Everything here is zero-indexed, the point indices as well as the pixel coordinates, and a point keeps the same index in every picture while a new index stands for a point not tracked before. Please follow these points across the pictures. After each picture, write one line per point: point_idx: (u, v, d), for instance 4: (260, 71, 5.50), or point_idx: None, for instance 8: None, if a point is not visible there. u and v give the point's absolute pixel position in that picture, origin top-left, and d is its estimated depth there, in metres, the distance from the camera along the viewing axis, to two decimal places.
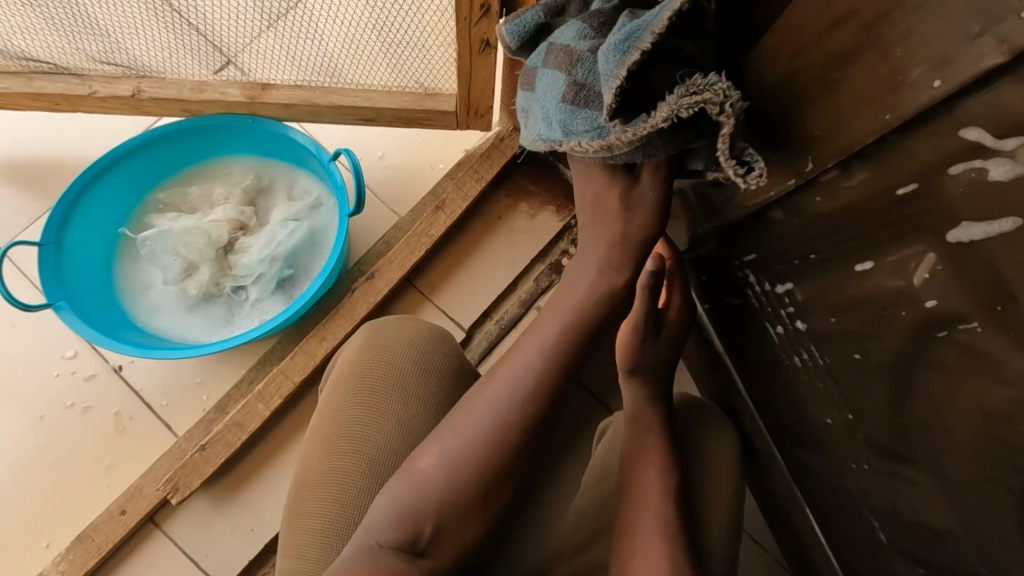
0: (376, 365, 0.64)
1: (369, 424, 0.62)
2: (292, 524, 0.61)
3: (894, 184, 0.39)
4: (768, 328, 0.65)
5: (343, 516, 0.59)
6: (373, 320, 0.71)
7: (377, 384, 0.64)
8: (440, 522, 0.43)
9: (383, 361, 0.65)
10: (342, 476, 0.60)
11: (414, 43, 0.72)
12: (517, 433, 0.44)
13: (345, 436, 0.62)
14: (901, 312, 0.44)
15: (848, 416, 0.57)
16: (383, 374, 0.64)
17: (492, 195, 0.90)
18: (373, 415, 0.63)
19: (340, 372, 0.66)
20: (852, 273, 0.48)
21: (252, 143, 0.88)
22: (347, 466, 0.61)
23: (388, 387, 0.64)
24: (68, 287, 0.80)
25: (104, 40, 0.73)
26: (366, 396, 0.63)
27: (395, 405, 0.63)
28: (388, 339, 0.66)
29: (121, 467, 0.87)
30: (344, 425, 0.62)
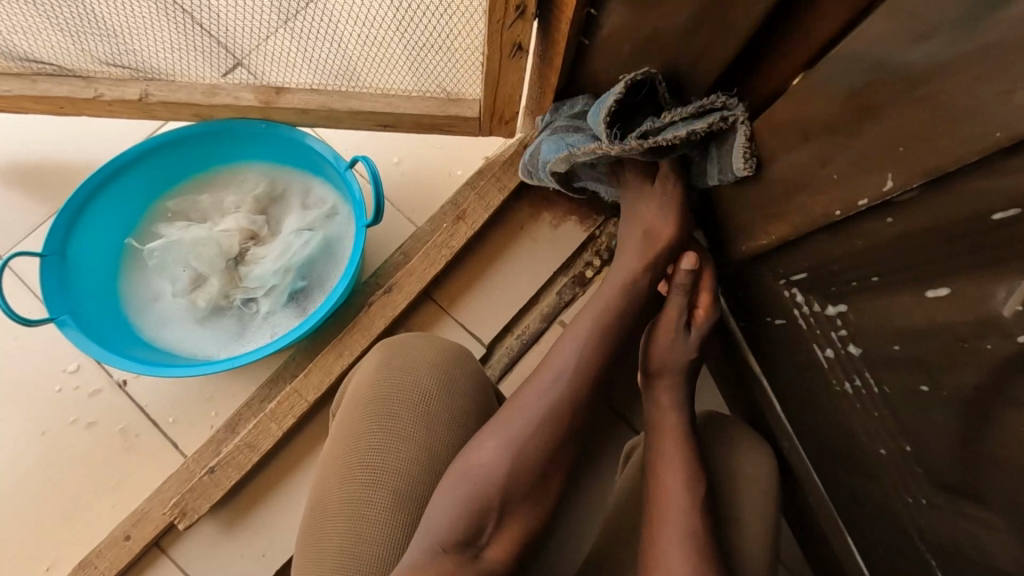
0: (399, 388, 0.61)
1: (392, 452, 0.59)
2: (306, 554, 0.57)
3: (989, 207, 0.36)
4: (815, 350, 0.61)
5: (366, 550, 0.56)
6: (388, 338, 0.67)
7: (400, 408, 0.60)
8: (497, 516, 0.52)
9: (408, 384, 0.61)
10: (361, 505, 0.57)
11: (439, 47, 0.68)
12: (555, 438, 0.55)
13: (363, 462, 0.58)
14: (985, 346, 0.41)
15: (907, 448, 0.54)
16: (407, 398, 0.61)
17: (514, 204, 0.86)
18: (396, 442, 0.59)
19: (354, 395, 0.62)
20: (923, 300, 0.44)
21: (265, 149, 0.84)
22: (366, 494, 0.57)
23: (410, 410, 0.60)
24: (72, 299, 0.76)
25: (112, 41, 0.69)
26: (388, 421, 0.60)
27: (420, 431, 0.60)
28: (408, 360, 0.62)
29: (125, 487, 0.83)
30: (363, 449, 0.59)
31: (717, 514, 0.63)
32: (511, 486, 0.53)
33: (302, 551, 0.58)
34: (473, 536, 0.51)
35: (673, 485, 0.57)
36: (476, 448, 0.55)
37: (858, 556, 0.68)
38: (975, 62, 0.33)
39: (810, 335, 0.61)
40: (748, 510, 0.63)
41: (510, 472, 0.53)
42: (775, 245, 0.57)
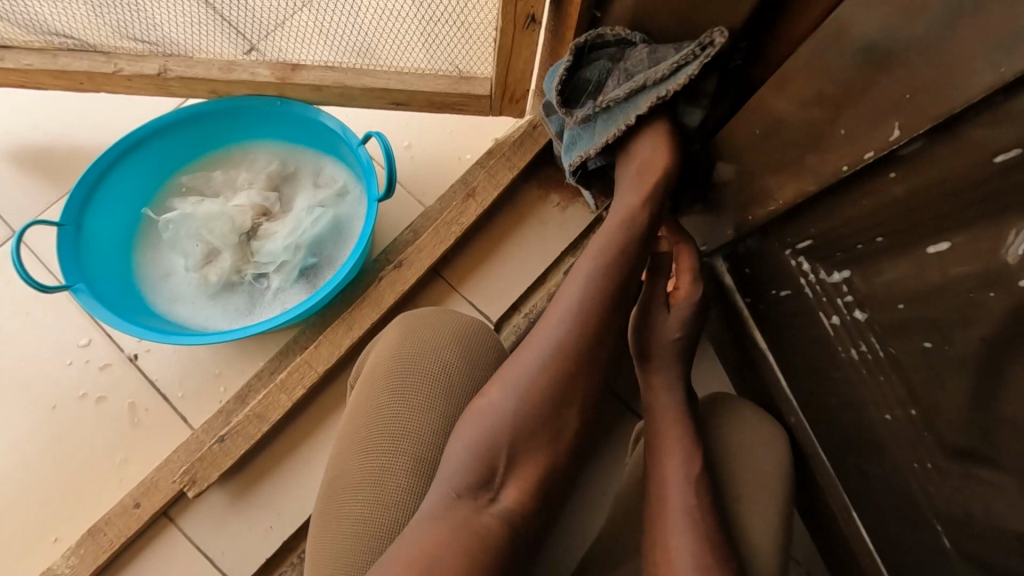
0: (420, 359, 0.59)
1: (412, 422, 0.57)
2: (325, 534, 0.56)
3: (993, 149, 0.37)
4: (821, 320, 0.62)
5: (386, 518, 0.55)
6: (406, 311, 0.66)
7: (422, 379, 0.59)
8: (512, 452, 0.49)
9: (428, 355, 0.60)
10: (382, 475, 0.56)
11: (453, 23, 0.70)
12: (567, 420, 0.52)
13: (382, 434, 0.57)
14: (989, 295, 0.41)
15: (913, 412, 0.54)
16: (428, 369, 0.59)
17: (524, 185, 0.87)
18: (416, 412, 0.58)
19: (375, 366, 0.61)
20: (925, 256, 0.46)
21: (279, 128, 0.86)
22: (387, 464, 0.56)
23: (431, 382, 0.59)
24: (88, 269, 0.77)
25: (133, 15, 0.71)
26: (410, 391, 0.58)
27: (441, 401, 0.59)
28: (430, 334, 0.61)
29: (135, 460, 0.84)
30: (381, 421, 0.57)
31: (722, 482, 0.63)
32: (525, 419, 0.49)
33: (320, 523, 0.57)
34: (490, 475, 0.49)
35: (681, 450, 0.58)
36: (482, 401, 0.50)
37: (864, 531, 0.68)
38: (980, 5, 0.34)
39: (816, 304, 0.61)
40: (755, 480, 0.63)
41: (521, 421, 0.49)
42: (781, 214, 0.58)
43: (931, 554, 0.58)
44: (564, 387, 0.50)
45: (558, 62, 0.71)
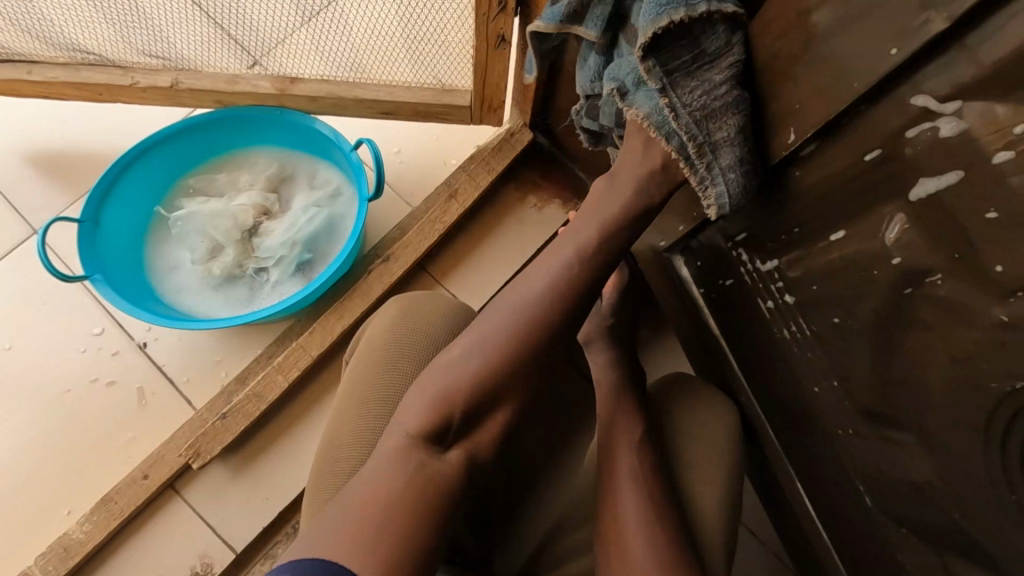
0: (410, 333, 0.67)
1: (402, 389, 0.65)
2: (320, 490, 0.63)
3: (862, 149, 0.44)
4: (760, 304, 0.69)
5: None
6: (398, 294, 0.73)
7: (411, 351, 0.66)
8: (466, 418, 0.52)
9: (417, 330, 0.67)
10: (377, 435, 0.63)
11: (435, 42, 0.78)
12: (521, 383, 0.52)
13: (378, 402, 0.64)
14: (875, 273, 0.49)
15: (835, 383, 0.62)
16: (417, 342, 0.67)
17: (503, 189, 0.95)
18: (406, 379, 0.65)
19: (369, 341, 0.68)
20: (829, 242, 0.53)
21: (279, 135, 0.94)
22: (378, 426, 0.63)
23: (418, 354, 0.66)
24: (104, 262, 0.85)
25: (149, 34, 0.79)
26: (400, 361, 0.66)
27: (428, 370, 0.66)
28: (419, 316, 0.68)
29: (144, 438, 0.91)
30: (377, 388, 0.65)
31: None
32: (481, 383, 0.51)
33: (317, 478, 0.63)
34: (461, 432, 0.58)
35: (633, 418, 0.65)
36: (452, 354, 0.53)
37: (807, 502, 0.75)
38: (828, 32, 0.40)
39: (755, 290, 0.69)
40: None
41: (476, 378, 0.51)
42: (720, 209, 0.66)
43: (858, 512, 0.66)
44: (522, 348, 0.51)
45: (529, 76, 0.79)
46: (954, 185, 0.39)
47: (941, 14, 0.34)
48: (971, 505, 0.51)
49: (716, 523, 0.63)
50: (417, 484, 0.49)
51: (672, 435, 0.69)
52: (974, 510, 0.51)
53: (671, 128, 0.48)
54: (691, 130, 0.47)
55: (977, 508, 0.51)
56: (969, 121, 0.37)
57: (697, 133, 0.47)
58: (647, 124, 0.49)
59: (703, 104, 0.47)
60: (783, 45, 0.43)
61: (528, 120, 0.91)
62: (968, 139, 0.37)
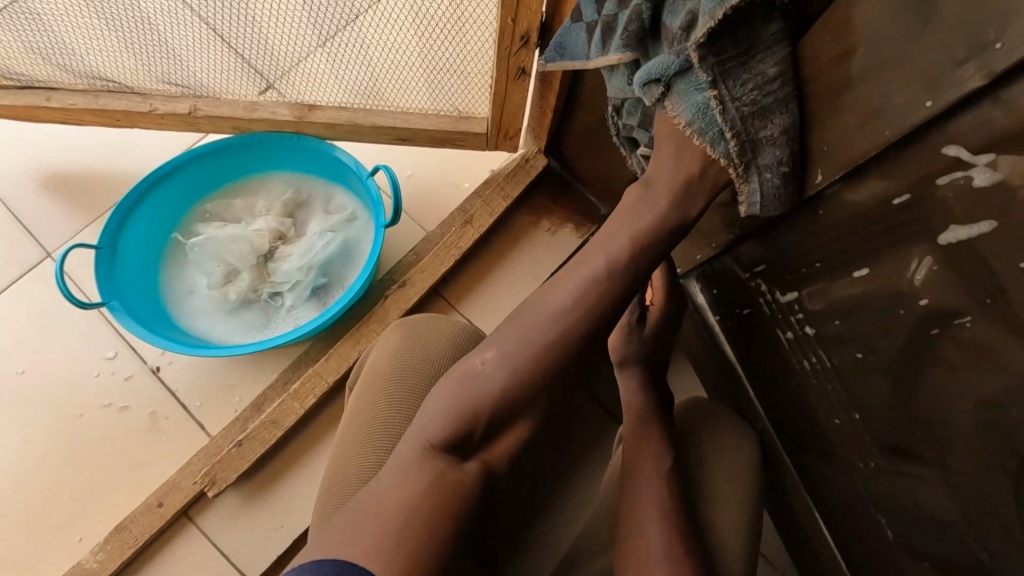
0: (412, 361, 0.66)
1: (405, 419, 0.63)
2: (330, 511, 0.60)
3: (890, 194, 0.45)
4: (779, 334, 0.69)
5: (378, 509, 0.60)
6: (400, 320, 0.72)
7: (413, 380, 0.65)
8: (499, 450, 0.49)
9: (420, 358, 0.66)
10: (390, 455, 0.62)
11: (453, 71, 0.79)
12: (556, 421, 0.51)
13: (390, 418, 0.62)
14: (900, 311, 0.50)
15: (856, 415, 0.62)
16: (420, 370, 0.65)
17: (517, 213, 0.96)
18: (408, 409, 0.64)
19: (373, 369, 0.67)
20: (852, 279, 0.54)
21: (294, 160, 0.94)
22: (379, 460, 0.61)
23: (421, 382, 0.65)
24: (120, 288, 0.85)
25: (169, 62, 0.80)
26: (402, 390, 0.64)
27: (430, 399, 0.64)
28: (420, 343, 0.67)
29: (156, 464, 0.90)
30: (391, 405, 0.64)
31: None
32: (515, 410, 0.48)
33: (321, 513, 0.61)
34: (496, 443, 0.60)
35: None
36: (476, 363, 0.49)
37: (824, 529, 0.75)
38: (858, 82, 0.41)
39: (774, 321, 0.69)
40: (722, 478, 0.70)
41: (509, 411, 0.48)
42: (739, 240, 0.66)
43: (879, 543, 0.66)
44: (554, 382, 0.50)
45: (547, 105, 0.80)
46: (987, 235, 0.40)
47: (977, 71, 0.35)
48: (993, 543, 0.51)
49: (738, 557, 0.63)
50: (434, 497, 0.45)
51: (692, 464, 0.69)
52: (996, 549, 0.51)
53: (717, 127, 0.45)
54: (734, 123, 0.44)
55: (999, 546, 0.51)
56: (1001, 173, 0.37)
57: (739, 128, 0.45)
58: (684, 123, 0.46)
59: (750, 104, 0.44)
60: (811, 91, 0.44)
61: (542, 146, 0.92)
62: (1000, 188, 0.38)
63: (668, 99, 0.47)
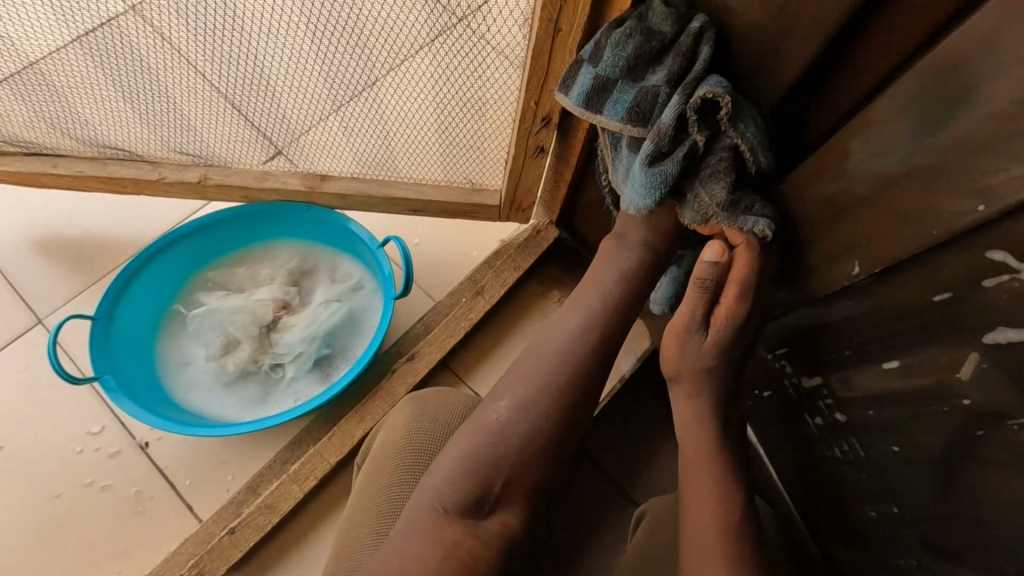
0: (422, 436, 0.64)
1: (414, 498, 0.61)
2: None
3: (931, 290, 0.45)
4: (808, 419, 0.68)
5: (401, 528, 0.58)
6: (411, 392, 0.72)
7: (426, 458, 0.63)
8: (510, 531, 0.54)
9: (429, 433, 0.65)
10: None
11: (469, 144, 0.78)
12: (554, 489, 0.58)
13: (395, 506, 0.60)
14: (945, 409, 0.48)
15: (893, 508, 0.58)
16: (432, 448, 0.64)
17: (528, 284, 0.94)
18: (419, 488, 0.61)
19: (384, 449, 0.65)
20: (880, 370, 0.54)
21: (302, 228, 0.92)
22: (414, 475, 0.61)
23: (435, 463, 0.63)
24: (112, 359, 0.81)
25: (183, 133, 0.79)
26: (413, 469, 0.62)
27: None
28: (434, 406, 0.67)
29: (138, 551, 0.83)
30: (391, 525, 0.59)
31: None
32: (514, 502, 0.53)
33: None
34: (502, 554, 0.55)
35: None
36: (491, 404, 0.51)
37: None
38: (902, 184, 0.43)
39: (801, 404, 0.68)
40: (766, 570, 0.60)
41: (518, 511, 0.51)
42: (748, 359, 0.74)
43: None
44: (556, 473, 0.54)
45: (561, 181, 0.81)
46: None
47: None
48: None
49: None
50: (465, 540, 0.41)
51: None
52: None
53: (663, 99, 0.50)
54: (640, 107, 0.50)
55: None
56: None
57: (675, 79, 0.49)
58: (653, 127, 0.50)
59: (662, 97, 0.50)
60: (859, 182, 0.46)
61: (554, 218, 0.91)
62: None
63: (665, 158, 0.50)
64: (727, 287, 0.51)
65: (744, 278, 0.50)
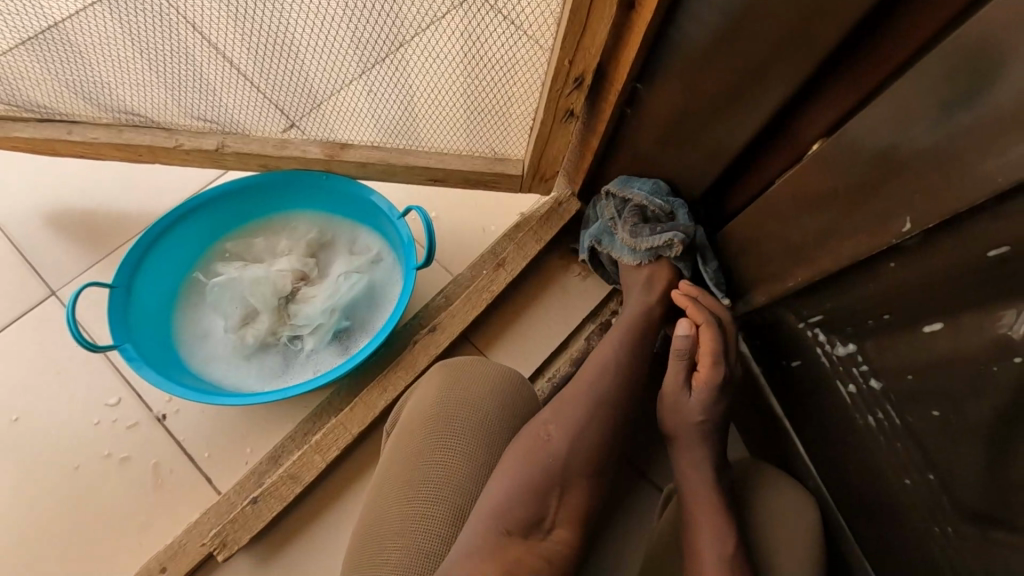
0: (456, 405, 0.63)
1: (449, 466, 0.60)
2: (360, 566, 0.57)
3: (985, 246, 0.44)
4: (839, 388, 0.67)
5: (438, 496, 0.59)
6: (438, 362, 0.70)
7: (461, 428, 0.63)
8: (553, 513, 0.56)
9: (464, 402, 0.64)
10: (421, 556, 0.56)
11: (494, 111, 0.77)
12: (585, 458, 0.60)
13: (431, 474, 0.60)
14: (994, 369, 0.47)
15: (930, 476, 0.58)
16: (468, 418, 0.63)
17: (549, 258, 0.93)
18: (453, 457, 0.61)
19: (414, 417, 0.64)
20: (921, 333, 0.53)
21: (320, 199, 0.91)
22: (449, 445, 0.61)
23: (471, 432, 0.63)
24: (132, 330, 0.80)
25: (201, 97, 0.77)
26: (447, 438, 0.62)
27: (472, 445, 0.62)
28: (468, 376, 0.66)
29: (158, 522, 0.83)
30: (420, 490, 0.59)
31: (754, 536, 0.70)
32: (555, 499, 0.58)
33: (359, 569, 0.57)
34: (538, 519, 0.55)
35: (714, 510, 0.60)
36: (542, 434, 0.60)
37: None
38: (964, 134, 0.42)
39: (832, 372, 0.67)
40: (798, 537, 0.60)
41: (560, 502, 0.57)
42: (743, 316, 0.79)
43: None
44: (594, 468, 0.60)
45: (588, 149, 0.80)
46: None
47: None
48: None
49: None
50: None
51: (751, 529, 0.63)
52: None
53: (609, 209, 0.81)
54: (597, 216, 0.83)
55: None
56: None
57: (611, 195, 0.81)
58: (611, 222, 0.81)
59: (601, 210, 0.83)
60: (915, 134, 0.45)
61: (577, 189, 0.90)
62: None
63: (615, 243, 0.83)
64: (704, 356, 0.69)
65: (710, 346, 0.69)
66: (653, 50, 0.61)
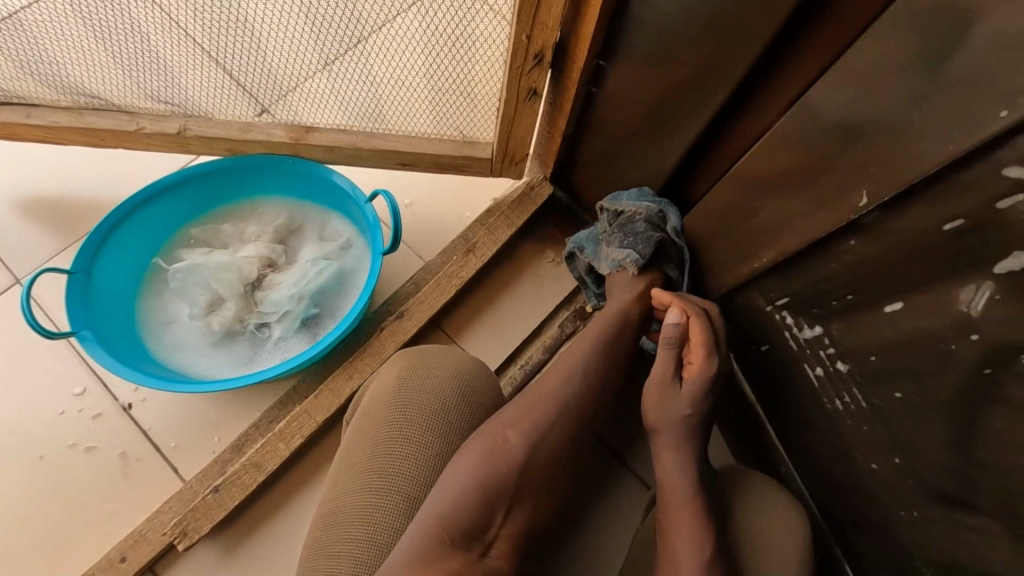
0: (419, 392, 0.62)
1: (409, 454, 0.59)
2: (312, 552, 0.56)
3: (942, 219, 0.43)
4: (807, 371, 0.65)
5: (396, 484, 0.58)
6: (402, 349, 0.68)
7: (423, 415, 0.61)
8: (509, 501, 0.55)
9: (425, 389, 0.62)
10: (375, 544, 0.55)
11: (459, 91, 0.75)
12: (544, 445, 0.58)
13: (390, 462, 0.58)
14: (953, 347, 0.45)
15: (896, 460, 0.56)
16: (430, 405, 0.62)
17: (522, 244, 0.92)
18: (413, 444, 0.60)
19: (377, 403, 0.63)
20: (883, 312, 0.51)
21: (288, 185, 0.89)
22: (411, 434, 0.60)
23: (433, 421, 0.61)
24: (93, 317, 0.79)
25: (160, 79, 0.76)
26: (407, 426, 0.60)
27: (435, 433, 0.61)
28: (433, 363, 0.64)
29: (122, 512, 0.82)
30: (379, 477, 0.58)
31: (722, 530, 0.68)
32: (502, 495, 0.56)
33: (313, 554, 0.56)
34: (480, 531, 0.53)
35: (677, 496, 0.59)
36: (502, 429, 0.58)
37: None
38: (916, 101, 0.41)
39: (800, 355, 0.65)
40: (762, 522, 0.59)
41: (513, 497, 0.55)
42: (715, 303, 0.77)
43: None
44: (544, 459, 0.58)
45: (557, 130, 0.79)
46: None
47: None
48: None
49: None
50: None
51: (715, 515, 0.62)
52: None
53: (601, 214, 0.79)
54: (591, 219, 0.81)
55: None
56: None
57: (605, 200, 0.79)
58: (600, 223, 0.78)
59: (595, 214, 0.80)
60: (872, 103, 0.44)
61: (549, 173, 0.89)
62: None
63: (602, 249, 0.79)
64: (696, 347, 0.64)
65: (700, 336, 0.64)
66: (614, 24, 0.60)
